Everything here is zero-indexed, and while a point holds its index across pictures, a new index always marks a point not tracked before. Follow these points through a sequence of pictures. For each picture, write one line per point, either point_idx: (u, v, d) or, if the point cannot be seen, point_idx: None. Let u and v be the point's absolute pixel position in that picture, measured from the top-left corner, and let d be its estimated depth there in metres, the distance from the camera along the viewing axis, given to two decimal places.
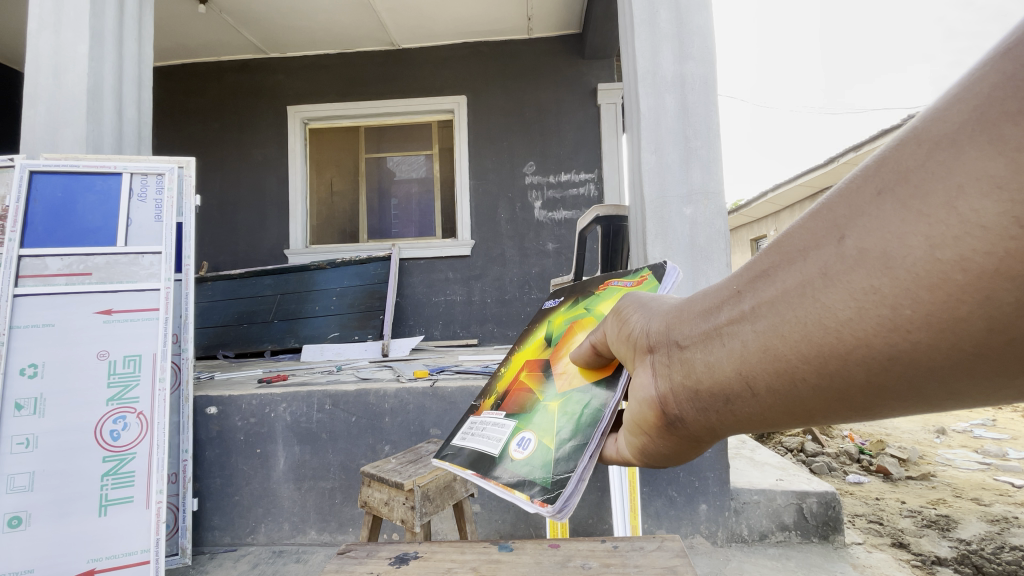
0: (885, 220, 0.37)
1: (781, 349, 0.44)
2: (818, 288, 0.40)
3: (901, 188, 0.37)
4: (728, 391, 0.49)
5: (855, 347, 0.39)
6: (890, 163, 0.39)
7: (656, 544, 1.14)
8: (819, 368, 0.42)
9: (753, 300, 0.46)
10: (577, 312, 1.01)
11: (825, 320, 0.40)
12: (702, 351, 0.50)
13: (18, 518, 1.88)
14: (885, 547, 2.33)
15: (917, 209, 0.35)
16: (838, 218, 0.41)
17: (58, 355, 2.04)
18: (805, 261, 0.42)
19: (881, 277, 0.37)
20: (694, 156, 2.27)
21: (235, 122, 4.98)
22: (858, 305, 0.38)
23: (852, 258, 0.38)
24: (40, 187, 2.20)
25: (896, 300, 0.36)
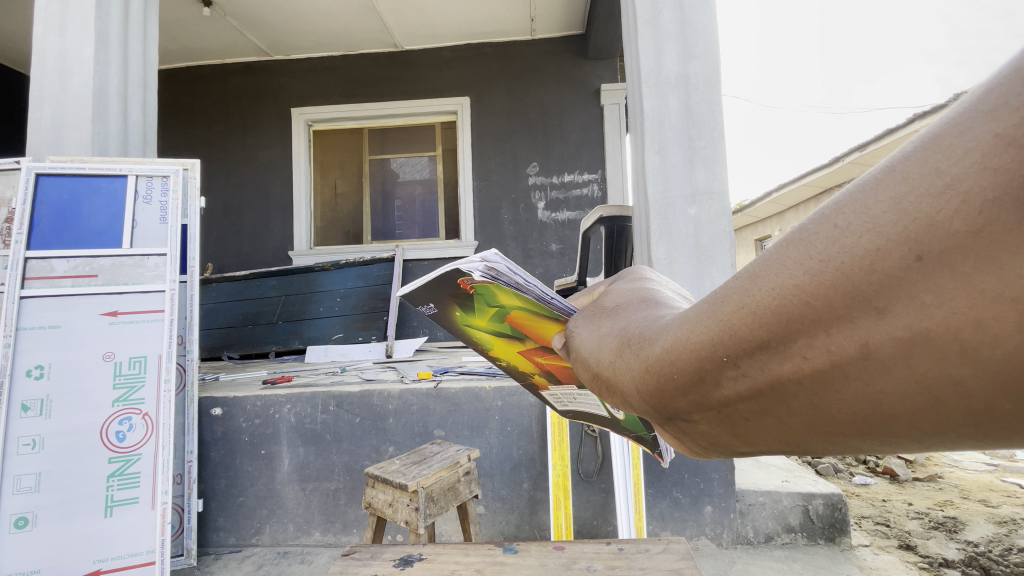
0: (945, 301, 0.27)
1: (826, 425, 0.36)
2: (867, 373, 0.31)
3: (960, 252, 0.26)
4: (767, 449, 0.43)
5: (925, 425, 0.32)
6: (930, 208, 0.27)
7: (662, 547, 1.14)
8: (870, 445, 0.35)
9: (766, 378, 0.37)
10: (492, 313, 0.92)
11: (884, 403, 0.32)
12: (719, 421, 0.42)
13: (25, 518, 1.89)
14: (892, 549, 2.32)
15: (1000, 290, 0.25)
16: (865, 287, 0.30)
17: (64, 356, 2.06)
18: (833, 336, 0.32)
19: (960, 368, 0.28)
20: (698, 156, 2.26)
21: (239, 123, 5.00)
22: (930, 391, 0.30)
23: (908, 340, 0.29)
24: (46, 189, 2.22)
25: (983, 390, 0.28)
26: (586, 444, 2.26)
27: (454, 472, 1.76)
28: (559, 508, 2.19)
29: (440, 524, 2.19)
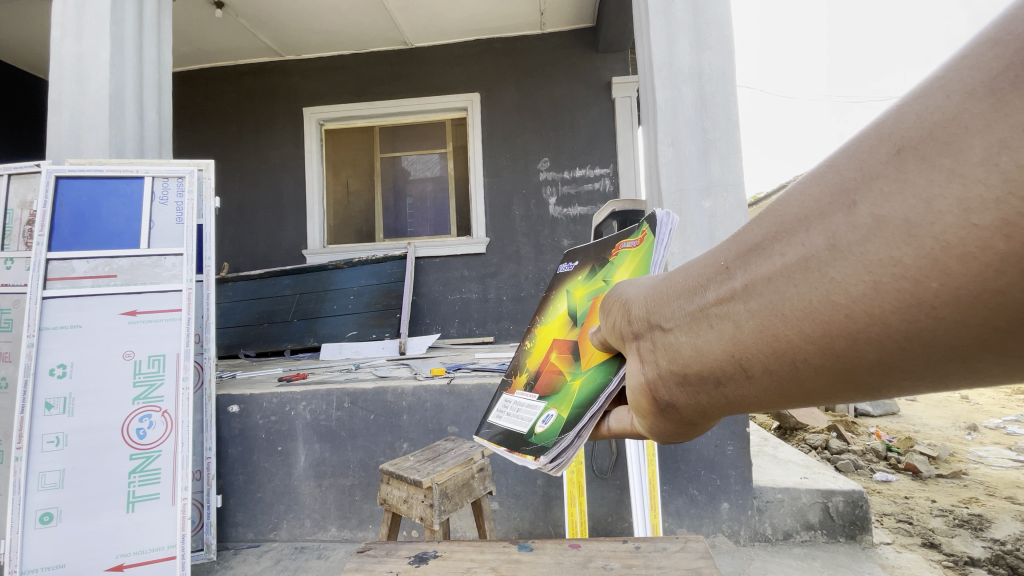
0: (903, 186, 0.32)
1: (779, 329, 0.40)
2: (824, 262, 0.36)
3: (922, 146, 0.32)
4: (720, 374, 0.45)
5: (868, 327, 0.35)
6: (907, 115, 0.33)
7: (679, 545, 1.12)
8: (818, 349, 0.38)
9: (745, 277, 0.42)
10: (598, 286, 1.01)
11: (835, 296, 0.36)
12: (693, 334, 0.47)
13: (50, 514, 1.94)
14: (915, 547, 2.27)
15: (945, 169, 0.30)
16: (849, 183, 0.36)
17: (85, 355, 2.10)
18: (811, 231, 0.37)
19: (900, 248, 0.32)
20: (712, 148, 2.23)
21: (252, 124, 5.04)
22: (872, 279, 0.33)
23: (868, 227, 0.33)
24: (66, 192, 2.26)
25: (918, 273, 0.31)
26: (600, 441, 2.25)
27: (468, 468, 1.76)
28: (574, 508, 2.10)
29: (455, 520, 2.20)
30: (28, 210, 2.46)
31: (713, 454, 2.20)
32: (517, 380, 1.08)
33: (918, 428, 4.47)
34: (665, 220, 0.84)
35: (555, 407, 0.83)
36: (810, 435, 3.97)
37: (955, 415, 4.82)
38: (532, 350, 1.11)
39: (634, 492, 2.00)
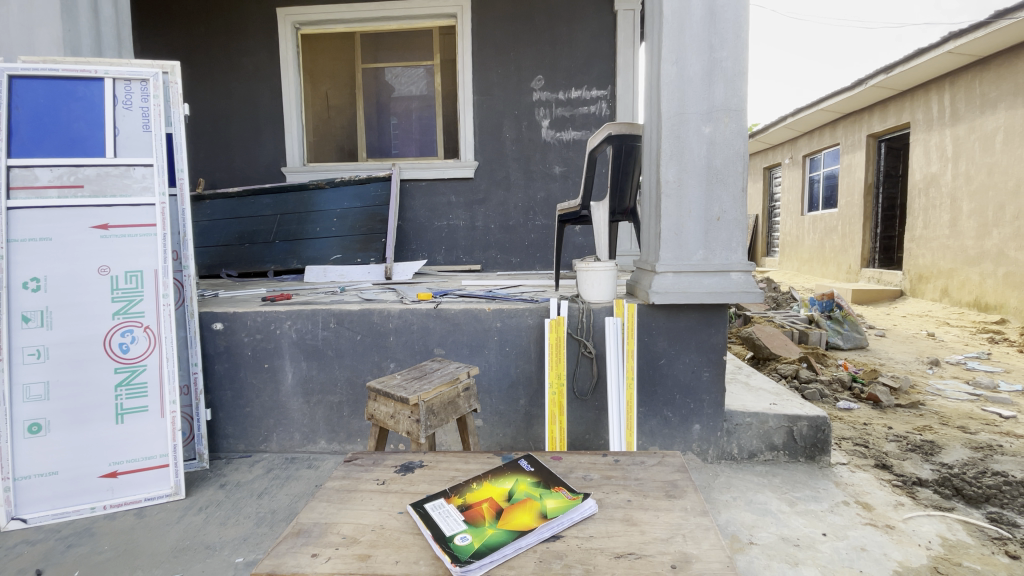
0: None
1: None
2: None
3: None
4: None
5: None
6: None
7: (657, 459, 1.18)
8: None
9: None
10: (531, 496, 0.98)
11: None
12: None
13: (38, 424, 1.97)
14: (868, 468, 2.42)
15: None
16: None
17: (58, 269, 2.03)
18: None
19: None
20: (717, 69, 2.11)
21: (221, 24, 4.60)
22: None
23: None
24: (21, 93, 2.08)
25: None
26: (582, 364, 2.30)
27: (454, 387, 1.79)
28: (554, 423, 2.21)
29: (439, 435, 2.30)
30: None
31: (689, 379, 2.28)
32: (459, 492, 1.00)
33: (885, 360, 4.66)
34: (587, 505, 0.95)
35: (471, 532, 0.87)
36: (781, 365, 4.10)
37: (921, 348, 5.01)
38: (476, 487, 1.01)
39: (611, 411, 2.19)
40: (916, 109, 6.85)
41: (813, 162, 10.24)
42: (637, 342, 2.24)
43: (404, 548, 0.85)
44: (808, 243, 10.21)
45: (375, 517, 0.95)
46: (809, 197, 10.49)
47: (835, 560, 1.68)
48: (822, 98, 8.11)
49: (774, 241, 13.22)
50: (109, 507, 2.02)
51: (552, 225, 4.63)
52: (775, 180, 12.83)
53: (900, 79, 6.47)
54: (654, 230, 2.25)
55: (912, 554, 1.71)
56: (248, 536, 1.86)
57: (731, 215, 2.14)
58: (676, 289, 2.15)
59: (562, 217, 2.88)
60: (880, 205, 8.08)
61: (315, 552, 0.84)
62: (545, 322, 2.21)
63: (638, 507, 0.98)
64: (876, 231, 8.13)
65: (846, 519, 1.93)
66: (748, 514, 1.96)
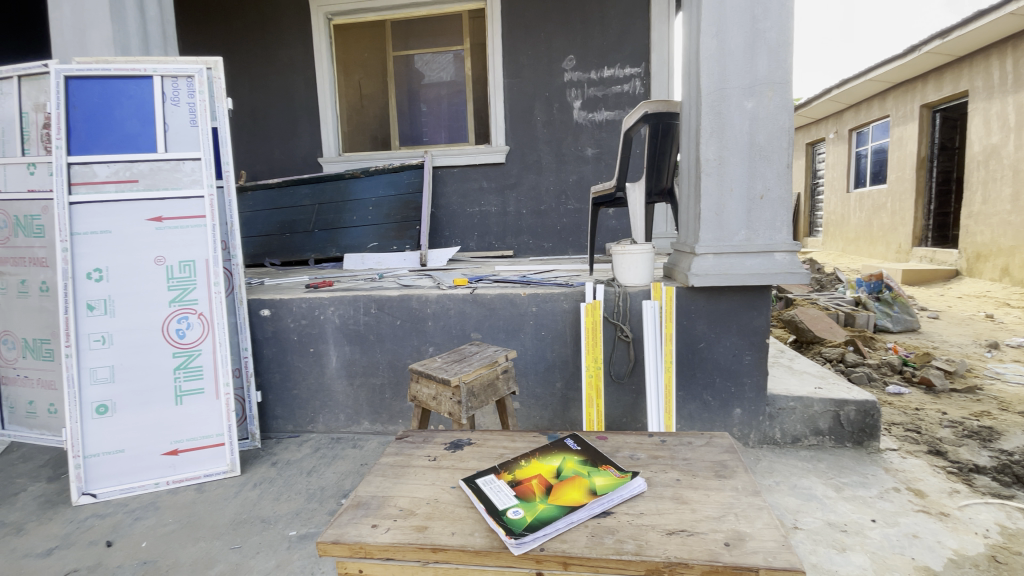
0: None
1: None
2: None
3: None
4: None
5: None
6: None
7: (704, 440, 1.17)
8: None
9: None
10: (579, 474, 0.99)
11: None
12: None
13: (105, 406, 2.11)
14: (920, 454, 2.33)
15: None
16: None
17: (118, 260, 2.16)
18: None
19: None
20: (761, 41, 2.02)
21: (256, 19, 4.69)
22: None
23: None
24: (76, 93, 2.18)
25: None
26: (619, 348, 2.29)
27: (493, 370, 1.82)
28: (592, 407, 2.21)
29: (478, 417, 2.34)
30: (42, 113, 2.40)
31: (730, 362, 2.24)
32: (508, 470, 1.02)
33: (938, 343, 4.43)
34: (636, 483, 0.96)
35: (523, 507, 0.89)
36: (825, 348, 3.96)
37: (978, 330, 4.74)
38: (525, 465, 1.03)
39: (650, 394, 2.17)
40: (974, 75, 6.39)
41: (860, 137, 9.71)
42: (676, 326, 2.21)
43: (459, 521, 0.88)
44: (853, 222, 9.75)
45: (428, 491, 0.98)
46: (855, 172, 9.99)
47: (884, 546, 1.64)
48: (870, 68, 7.65)
49: (817, 221, 12.68)
50: (172, 483, 2.16)
51: (585, 209, 4.58)
52: (818, 157, 12.26)
53: (957, 44, 6.03)
54: (693, 211, 2.20)
55: (968, 542, 1.65)
56: (300, 511, 1.96)
57: (776, 193, 2.07)
58: (716, 271, 2.10)
59: (596, 199, 2.84)
60: (934, 179, 7.60)
61: (375, 523, 0.89)
62: (581, 306, 2.20)
63: (688, 486, 0.98)
64: (929, 208, 7.68)
65: (897, 505, 1.87)
66: (792, 499, 1.92)
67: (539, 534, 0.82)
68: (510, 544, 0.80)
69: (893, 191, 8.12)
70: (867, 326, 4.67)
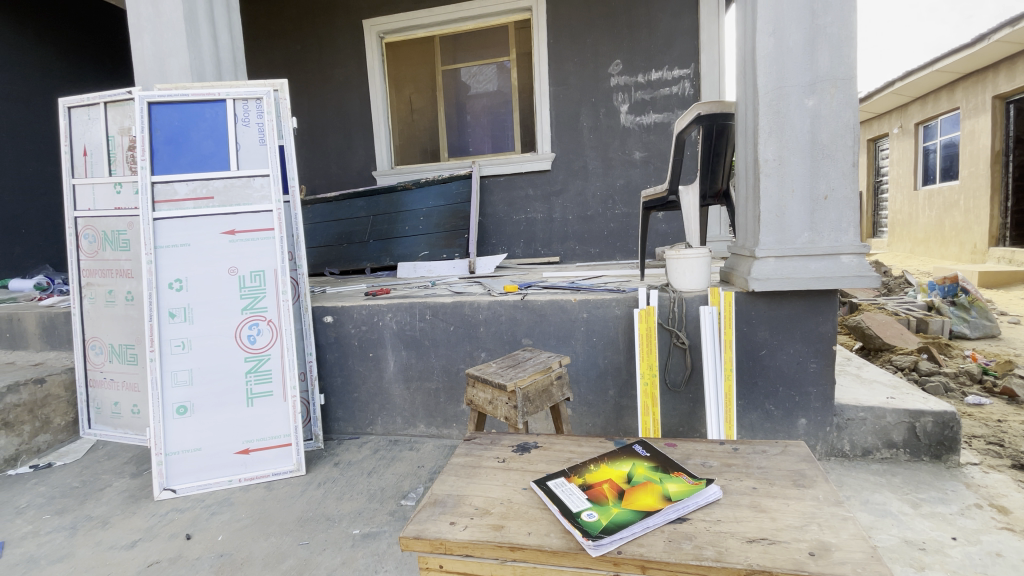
0: None
1: None
2: None
3: None
4: None
5: None
6: None
7: (779, 449, 1.14)
8: None
9: None
10: (648, 479, 0.99)
11: None
12: None
13: (184, 407, 2.27)
14: (1005, 469, 2.15)
15: None
16: None
17: (196, 271, 2.33)
18: None
19: None
20: (821, 36, 1.95)
21: (314, 40, 4.96)
22: None
23: None
24: (158, 117, 2.37)
25: None
26: (675, 355, 2.25)
27: (548, 375, 1.83)
28: (647, 414, 2.17)
29: (531, 422, 2.36)
30: (127, 136, 2.63)
31: (794, 370, 2.15)
32: (578, 473, 1.03)
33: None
34: (709, 491, 0.95)
35: (597, 511, 0.90)
36: (895, 356, 3.72)
37: None
38: (594, 470, 1.03)
39: (708, 403, 2.12)
40: None
41: (929, 130, 9.10)
42: (735, 331, 2.14)
43: (534, 521, 0.90)
44: (923, 221, 9.11)
45: (500, 492, 1.01)
46: (923, 168, 9.35)
47: (967, 565, 1.53)
48: (936, 58, 7.19)
49: (881, 221, 11.93)
50: (244, 480, 2.30)
51: (633, 214, 4.53)
52: (882, 152, 11.56)
53: None
54: (751, 213, 2.14)
55: None
56: (363, 510, 2.03)
57: (841, 193, 1.98)
58: (778, 275, 2.03)
59: (647, 204, 2.79)
60: (1016, 172, 7.00)
61: (453, 521, 0.92)
62: (635, 312, 2.17)
63: (765, 495, 0.95)
64: (1010, 204, 7.09)
65: (979, 523, 1.73)
66: (865, 514, 1.82)
67: (616, 537, 0.82)
68: (587, 546, 0.81)
69: (967, 187, 7.55)
70: (942, 332, 4.35)
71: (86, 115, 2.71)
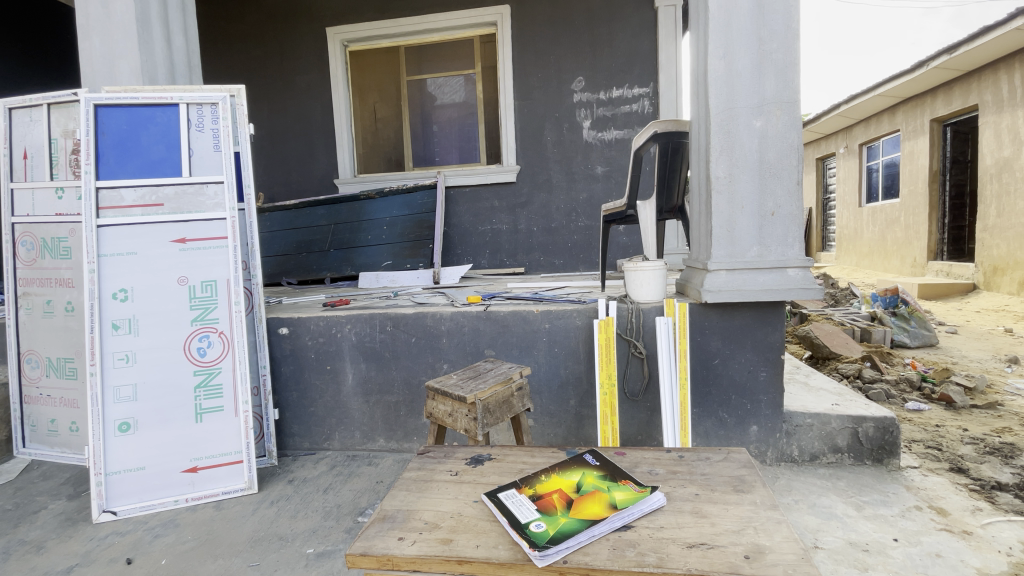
0: None
1: None
2: None
3: None
4: None
5: None
6: None
7: (722, 455, 1.18)
8: None
9: None
10: (596, 489, 1.00)
11: None
12: None
13: (127, 423, 2.15)
14: (942, 472, 2.29)
15: None
16: None
17: (143, 281, 2.22)
18: None
19: None
20: (768, 61, 2.06)
21: (275, 46, 4.87)
22: None
23: None
24: (106, 120, 2.27)
25: None
26: (633, 364, 2.30)
27: (508, 387, 1.84)
28: (606, 424, 2.20)
29: (493, 434, 2.36)
30: (71, 139, 2.50)
31: (745, 379, 2.23)
32: (528, 484, 1.03)
33: (957, 358, 4.36)
34: (653, 498, 0.97)
35: (546, 521, 0.91)
36: (842, 364, 3.91)
37: (999, 344, 4.66)
38: (544, 481, 1.04)
39: (664, 412, 2.17)
40: (983, 90, 6.38)
41: (871, 151, 9.70)
42: (690, 342, 2.21)
43: (482, 534, 0.90)
44: (867, 236, 9.66)
45: (451, 505, 1.00)
46: (866, 187, 9.95)
47: (907, 565, 1.61)
48: (879, 83, 7.67)
49: (829, 236, 12.60)
50: (191, 500, 2.19)
51: (596, 226, 4.62)
52: (829, 171, 12.25)
53: (967, 58, 6.03)
54: (704, 228, 2.22)
55: (992, 561, 1.61)
56: (318, 529, 1.97)
57: (786, 210, 2.09)
58: (729, 287, 2.11)
59: (607, 217, 2.85)
60: (948, 193, 7.53)
61: (401, 536, 0.91)
62: (594, 322, 2.21)
63: (707, 501, 0.98)
64: (944, 222, 7.60)
65: (919, 524, 1.84)
66: (812, 517, 1.90)
67: (562, 547, 0.83)
68: (533, 556, 0.81)
69: (906, 206, 8.06)
70: (884, 341, 4.60)
71: (27, 116, 2.57)
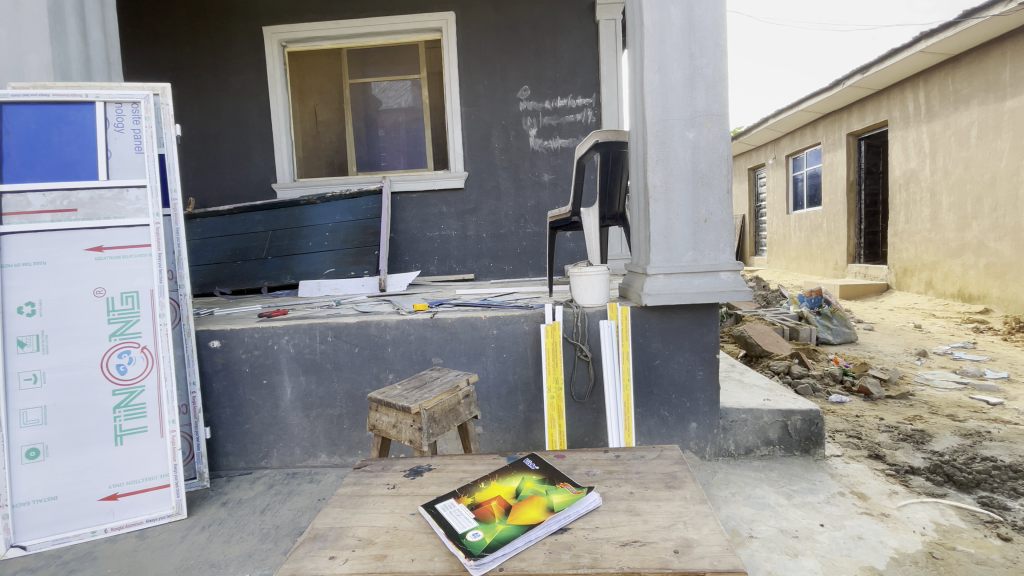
0: None
1: None
2: None
3: None
4: None
5: None
6: None
7: (656, 453, 1.22)
8: None
9: None
10: (533, 493, 1.01)
11: None
12: None
13: (36, 450, 1.95)
14: (863, 459, 2.47)
15: None
16: None
17: (53, 293, 2.03)
18: None
19: None
20: (698, 76, 2.17)
21: (207, 44, 4.62)
22: None
23: None
24: (10, 118, 2.07)
25: None
26: (578, 368, 2.34)
27: (454, 395, 1.82)
28: (553, 427, 2.23)
29: (440, 444, 2.33)
30: None
31: (684, 378, 2.32)
32: (468, 494, 1.02)
33: (874, 353, 4.74)
34: (590, 499, 0.99)
35: (483, 530, 0.90)
36: (773, 361, 4.16)
37: (909, 339, 5.11)
38: (484, 489, 1.04)
39: (609, 413, 2.22)
40: (892, 106, 7.00)
41: (796, 162, 10.43)
42: (632, 344, 2.28)
43: (419, 547, 0.88)
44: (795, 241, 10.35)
45: (388, 519, 0.98)
46: (793, 195, 10.68)
47: (833, 549, 1.72)
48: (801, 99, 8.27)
49: (761, 241, 13.40)
50: (111, 530, 2.01)
51: (544, 232, 4.69)
52: (760, 181, 13.06)
53: (877, 77, 6.61)
54: (644, 234, 2.30)
55: (907, 540, 1.76)
56: (253, 553, 1.86)
57: (718, 217, 2.20)
58: (667, 290, 2.20)
59: (552, 223, 2.90)
60: (864, 201, 8.21)
61: (333, 555, 0.87)
62: (541, 327, 2.23)
63: (641, 498, 1.01)
64: (860, 227, 8.28)
65: (843, 509, 1.97)
66: (747, 508, 2.00)
67: (498, 554, 0.83)
68: (468, 565, 0.81)
69: (828, 212, 8.72)
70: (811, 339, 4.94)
71: None
